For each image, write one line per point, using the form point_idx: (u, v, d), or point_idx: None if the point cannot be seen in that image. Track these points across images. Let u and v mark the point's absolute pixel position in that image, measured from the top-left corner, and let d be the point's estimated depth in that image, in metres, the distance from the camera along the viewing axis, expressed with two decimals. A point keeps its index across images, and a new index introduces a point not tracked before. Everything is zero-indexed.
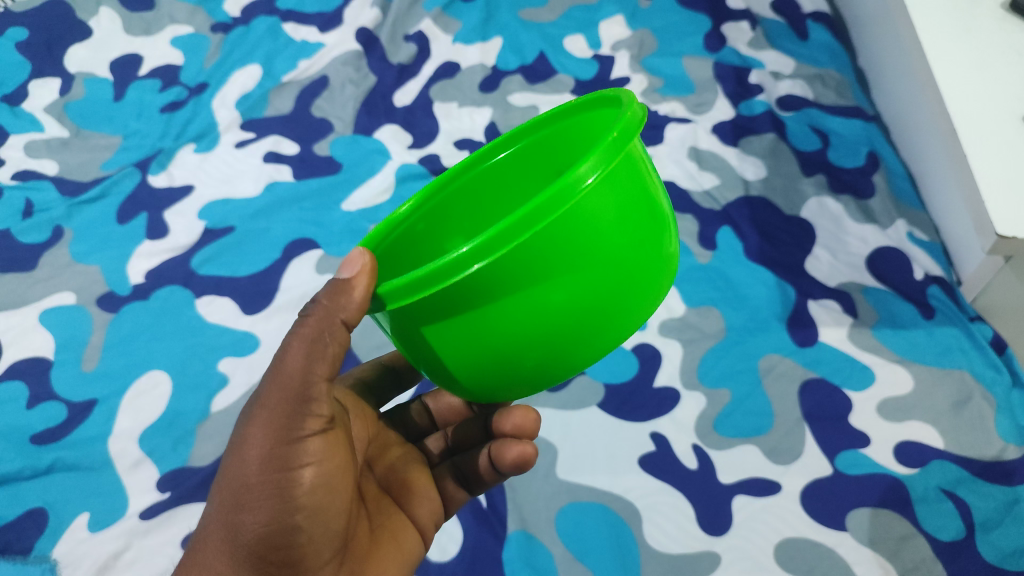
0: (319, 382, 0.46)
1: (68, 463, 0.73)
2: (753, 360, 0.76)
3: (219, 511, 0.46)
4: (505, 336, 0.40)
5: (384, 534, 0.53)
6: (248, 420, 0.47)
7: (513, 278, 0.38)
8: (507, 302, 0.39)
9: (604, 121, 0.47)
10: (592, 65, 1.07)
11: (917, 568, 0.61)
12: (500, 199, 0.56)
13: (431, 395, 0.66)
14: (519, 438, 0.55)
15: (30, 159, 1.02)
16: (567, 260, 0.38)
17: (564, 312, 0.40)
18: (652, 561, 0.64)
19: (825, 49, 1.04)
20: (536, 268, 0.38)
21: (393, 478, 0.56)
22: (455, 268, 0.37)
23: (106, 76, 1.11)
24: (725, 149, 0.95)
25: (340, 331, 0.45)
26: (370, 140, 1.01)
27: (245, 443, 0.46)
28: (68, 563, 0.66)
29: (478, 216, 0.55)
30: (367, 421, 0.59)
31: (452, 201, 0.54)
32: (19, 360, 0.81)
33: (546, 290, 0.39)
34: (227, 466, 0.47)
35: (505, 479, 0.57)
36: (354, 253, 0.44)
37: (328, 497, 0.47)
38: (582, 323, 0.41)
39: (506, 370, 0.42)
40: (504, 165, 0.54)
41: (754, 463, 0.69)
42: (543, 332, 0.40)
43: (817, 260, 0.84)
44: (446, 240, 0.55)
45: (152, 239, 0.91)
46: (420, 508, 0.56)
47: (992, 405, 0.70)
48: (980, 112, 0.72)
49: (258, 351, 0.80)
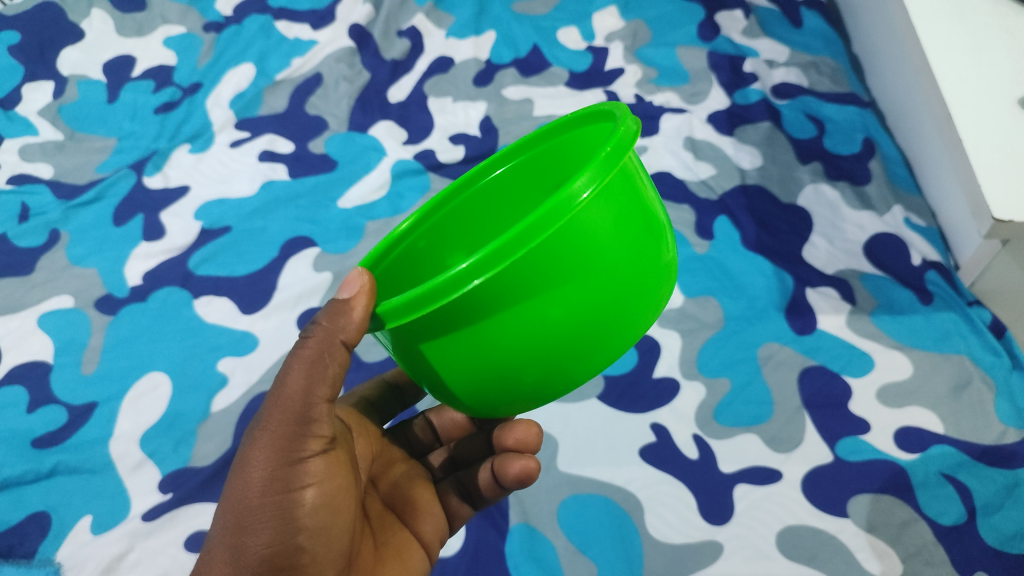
0: (319, 403, 0.46)
1: (71, 465, 0.73)
2: (752, 349, 0.76)
3: (221, 534, 0.46)
4: (505, 352, 0.40)
5: (389, 552, 0.53)
6: (250, 443, 0.47)
7: (510, 293, 0.38)
8: (507, 317, 0.39)
9: (600, 135, 0.47)
10: (585, 57, 1.07)
11: (918, 554, 0.62)
12: (498, 214, 0.55)
13: (434, 411, 0.65)
14: (521, 453, 0.55)
15: (25, 162, 1.01)
16: (564, 275, 0.38)
17: (563, 327, 0.40)
18: (654, 552, 0.64)
19: (819, 36, 1.04)
20: (533, 282, 0.38)
21: (397, 495, 0.57)
22: (453, 286, 0.37)
23: (99, 77, 1.10)
24: (721, 139, 0.95)
25: (340, 351, 0.46)
26: (364, 136, 1.01)
27: (247, 465, 0.46)
28: (71, 566, 0.66)
29: (474, 233, 0.55)
30: (370, 438, 0.60)
31: (452, 217, 0.54)
32: (18, 365, 0.81)
33: (544, 305, 0.39)
34: (228, 488, 0.47)
35: (505, 495, 0.57)
36: (352, 273, 0.44)
37: (331, 517, 0.47)
38: (580, 336, 0.41)
39: (508, 386, 0.42)
40: (501, 181, 0.54)
41: (754, 452, 0.69)
42: (543, 347, 0.40)
43: (814, 248, 0.84)
44: (446, 257, 0.55)
45: (149, 240, 0.91)
46: (425, 525, 0.56)
47: (991, 389, 0.70)
48: (974, 94, 0.72)
49: (257, 351, 0.80)
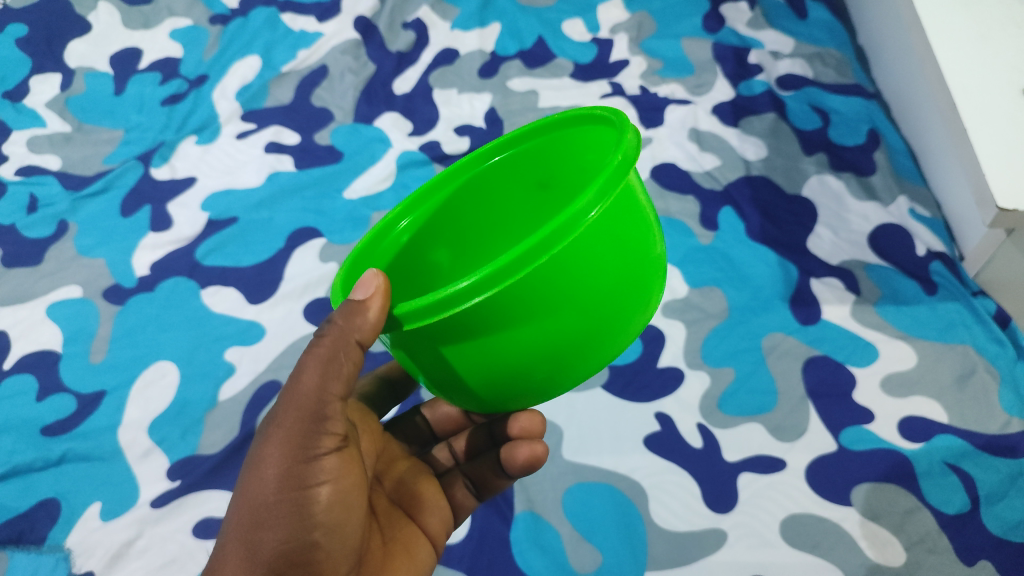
0: (333, 401, 0.47)
1: (80, 453, 0.73)
2: (756, 339, 0.76)
3: (237, 529, 0.46)
4: (520, 350, 0.40)
5: (397, 547, 0.53)
6: (264, 439, 0.47)
7: (530, 296, 0.38)
8: (527, 319, 0.39)
9: (597, 133, 0.47)
10: (590, 49, 1.07)
11: (922, 541, 0.62)
12: (481, 210, 0.55)
13: (429, 405, 0.66)
14: (528, 439, 0.56)
15: (33, 154, 1.02)
16: (580, 274, 0.39)
17: (578, 324, 0.40)
18: (658, 540, 0.64)
19: (824, 27, 1.04)
20: (553, 283, 0.38)
21: (403, 491, 0.57)
22: (477, 289, 0.37)
23: (106, 70, 1.11)
24: (726, 130, 0.95)
25: (355, 351, 0.45)
26: (370, 128, 1.01)
27: (262, 462, 0.46)
28: (80, 553, 0.67)
29: (458, 224, 0.54)
30: (375, 435, 0.59)
31: (437, 212, 0.53)
32: (27, 354, 0.82)
33: (562, 305, 0.39)
34: (244, 484, 0.47)
35: (514, 479, 0.58)
36: (367, 274, 0.44)
37: (345, 514, 0.47)
38: (591, 333, 0.41)
39: (519, 383, 0.42)
40: (484, 177, 0.54)
41: (758, 441, 0.69)
42: (557, 345, 0.41)
43: (819, 239, 0.84)
44: (427, 249, 0.54)
45: (156, 231, 0.92)
46: (431, 518, 0.57)
47: (995, 378, 0.70)
48: (979, 84, 0.72)
49: (264, 340, 0.81)
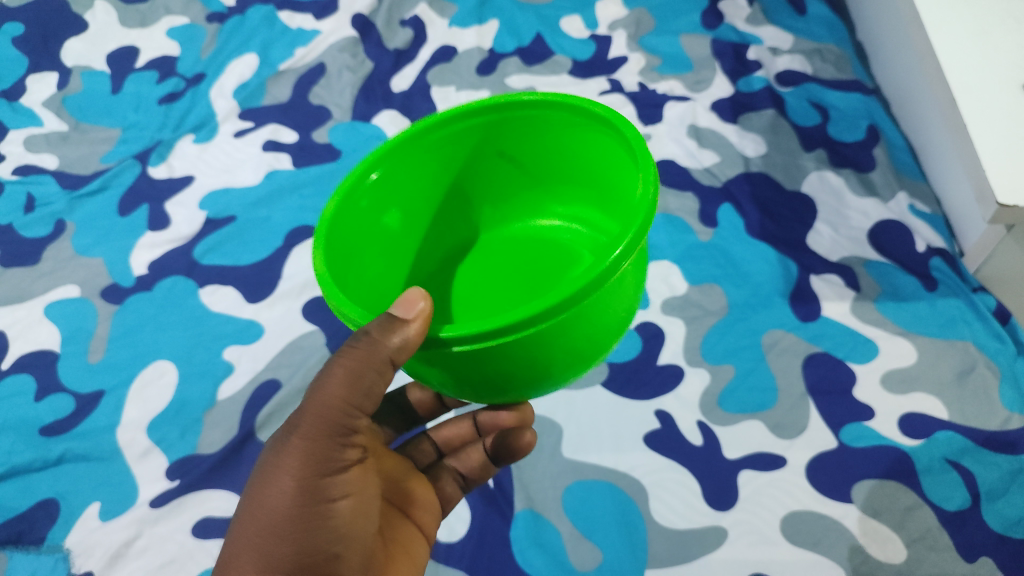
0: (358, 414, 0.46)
1: (79, 453, 0.73)
2: (756, 336, 0.76)
3: (252, 536, 0.46)
4: (546, 364, 0.44)
5: (400, 551, 0.53)
6: (284, 447, 0.46)
7: (570, 321, 0.41)
8: (561, 341, 0.42)
9: (551, 114, 0.56)
10: (589, 45, 1.06)
11: (923, 539, 0.62)
12: (423, 174, 0.58)
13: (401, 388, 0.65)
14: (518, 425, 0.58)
15: (30, 153, 1.02)
16: (608, 298, 0.43)
17: (595, 339, 0.45)
18: (658, 537, 0.64)
19: (824, 23, 1.04)
20: (589, 310, 0.42)
21: (396, 490, 0.56)
22: (533, 319, 0.39)
23: (103, 69, 1.10)
24: (724, 127, 0.94)
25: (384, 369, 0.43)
26: (367, 126, 1.01)
27: (282, 471, 0.45)
28: (78, 553, 0.67)
29: (406, 187, 0.58)
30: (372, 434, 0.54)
31: (390, 174, 0.56)
32: (25, 354, 0.82)
33: (588, 325, 0.43)
34: (258, 490, 0.46)
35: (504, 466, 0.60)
36: (410, 294, 0.43)
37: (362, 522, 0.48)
38: (599, 343, 0.46)
39: (531, 388, 0.46)
40: (430, 143, 0.57)
41: (758, 438, 0.69)
42: (574, 357, 0.45)
43: (819, 235, 0.83)
44: (378, 215, 0.56)
45: (154, 230, 0.91)
46: (424, 512, 0.57)
47: (995, 374, 0.70)
48: (980, 80, 0.72)
49: (263, 339, 0.81)
